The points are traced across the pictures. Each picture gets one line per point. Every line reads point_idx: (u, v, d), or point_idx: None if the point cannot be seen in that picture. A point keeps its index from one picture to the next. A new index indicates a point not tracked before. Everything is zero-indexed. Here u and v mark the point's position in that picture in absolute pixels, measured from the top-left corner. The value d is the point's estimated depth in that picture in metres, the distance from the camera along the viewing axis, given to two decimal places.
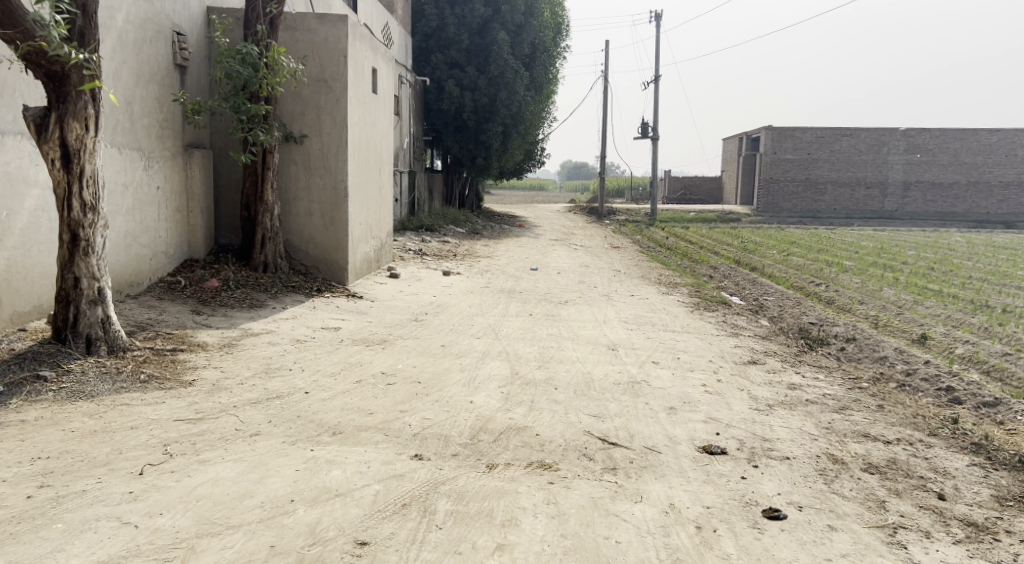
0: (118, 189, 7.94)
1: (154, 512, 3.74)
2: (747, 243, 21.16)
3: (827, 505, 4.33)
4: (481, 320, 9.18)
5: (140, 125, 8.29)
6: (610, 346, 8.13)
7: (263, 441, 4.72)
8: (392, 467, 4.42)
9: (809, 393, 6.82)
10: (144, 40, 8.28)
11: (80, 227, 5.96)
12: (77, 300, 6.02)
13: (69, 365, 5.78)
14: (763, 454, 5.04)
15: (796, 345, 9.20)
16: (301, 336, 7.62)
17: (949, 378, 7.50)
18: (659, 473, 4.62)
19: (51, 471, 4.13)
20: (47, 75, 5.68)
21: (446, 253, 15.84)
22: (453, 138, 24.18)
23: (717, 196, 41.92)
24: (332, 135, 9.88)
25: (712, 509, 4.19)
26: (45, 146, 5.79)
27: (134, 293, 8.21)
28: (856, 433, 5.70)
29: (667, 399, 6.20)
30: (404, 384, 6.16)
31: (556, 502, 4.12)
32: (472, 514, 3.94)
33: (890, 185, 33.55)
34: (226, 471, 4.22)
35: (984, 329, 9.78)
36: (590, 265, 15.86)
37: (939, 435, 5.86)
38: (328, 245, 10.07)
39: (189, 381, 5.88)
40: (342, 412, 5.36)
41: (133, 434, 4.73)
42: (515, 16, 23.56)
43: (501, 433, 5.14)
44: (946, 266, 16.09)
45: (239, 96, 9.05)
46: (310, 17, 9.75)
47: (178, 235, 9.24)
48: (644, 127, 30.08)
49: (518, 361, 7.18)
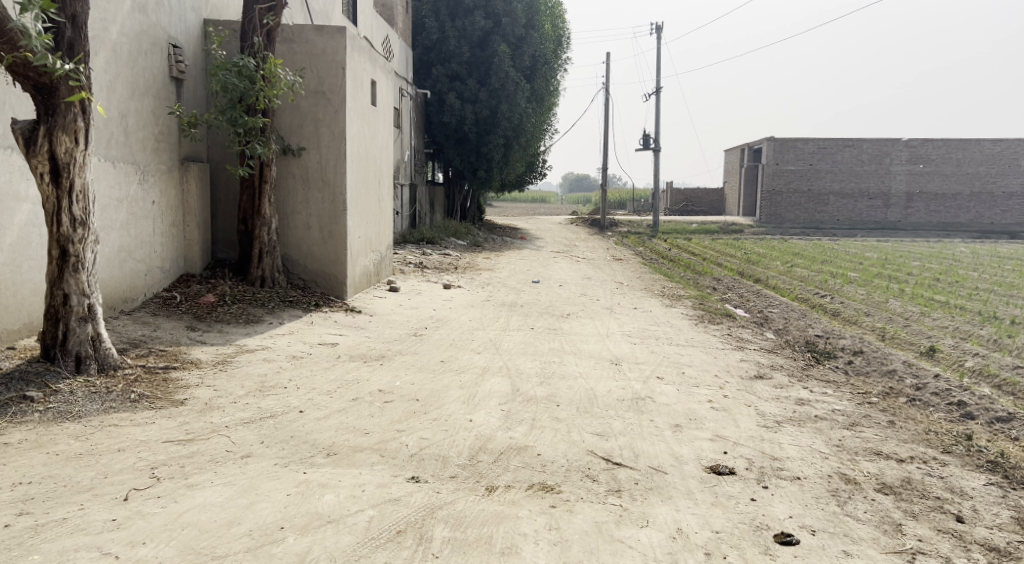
0: (111, 204, 7.80)
1: (137, 542, 3.58)
2: (749, 254, 20.99)
3: (841, 528, 4.16)
4: (482, 334, 9.01)
5: (135, 138, 8.16)
6: (613, 360, 7.97)
7: (254, 463, 4.56)
8: (387, 491, 4.25)
9: (818, 409, 6.64)
10: (139, 53, 8.17)
11: (69, 242, 5.82)
12: (66, 317, 5.87)
13: (57, 385, 5.61)
14: (772, 474, 4.86)
15: (802, 358, 9.02)
16: (297, 352, 7.45)
17: (960, 393, 7.30)
18: (665, 496, 4.44)
19: (32, 498, 3.97)
20: (34, 87, 5.57)
21: (446, 265, 15.72)
22: (454, 150, 24.10)
23: (718, 207, 41.82)
24: (331, 148, 9.76)
25: (722, 534, 4.01)
26: (34, 159, 5.66)
27: (128, 309, 8.05)
28: (868, 451, 5.52)
29: (672, 416, 6.03)
30: (402, 402, 6.00)
31: (558, 527, 3.94)
32: (471, 542, 3.77)
33: (893, 196, 33.41)
34: (213, 496, 4.06)
35: (993, 341, 9.59)
36: (592, 278, 15.72)
37: (954, 453, 5.68)
38: (327, 259, 9.93)
39: (181, 400, 5.72)
40: (337, 433, 5.19)
41: (120, 456, 4.56)
42: (516, 28, 23.54)
43: (501, 453, 4.97)
44: (952, 277, 15.93)
45: (235, 109, 8.92)
46: (307, 29, 9.64)
47: (174, 250, 9.10)
48: (645, 139, 29.96)
49: (520, 377, 7.00)
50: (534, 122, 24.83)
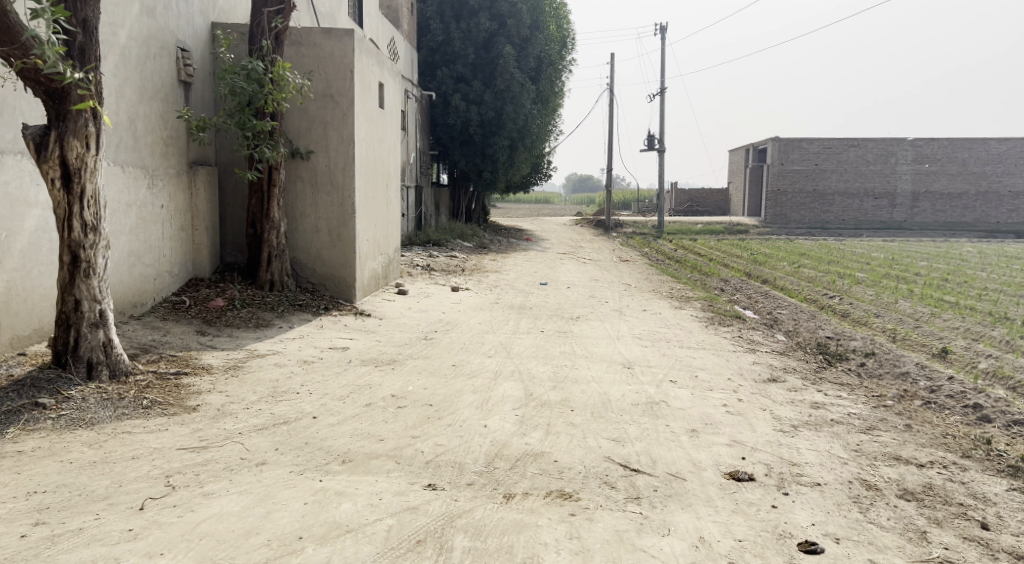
0: (120, 208, 7.76)
1: (155, 552, 3.54)
2: (756, 255, 20.89)
3: (865, 536, 4.11)
4: (492, 337, 8.96)
5: (144, 142, 8.13)
6: (625, 363, 7.90)
7: (270, 471, 4.52)
8: (405, 498, 4.21)
9: (834, 412, 6.58)
10: (148, 57, 8.14)
11: (81, 247, 5.79)
12: (78, 323, 5.84)
13: (69, 392, 5.58)
14: (792, 480, 4.80)
15: (814, 360, 8.95)
16: (308, 357, 7.41)
17: (975, 395, 7.24)
18: (685, 503, 4.39)
19: (47, 507, 3.93)
20: (47, 92, 5.55)
21: (454, 267, 15.67)
22: (459, 152, 24.06)
23: (723, 207, 41.70)
24: (339, 151, 9.72)
25: (745, 543, 3.96)
26: (45, 164, 5.63)
27: (138, 314, 8.02)
28: (887, 456, 5.46)
29: (688, 420, 5.97)
30: (415, 408, 5.95)
31: (579, 536, 3.90)
32: (491, 551, 3.73)
33: (899, 196, 33.29)
34: (231, 505, 4.02)
35: (1005, 342, 9.52)
36: (599, 279, 15.66)
37: (973, 457, 5.61)
38: (335, 262, 9.90)
39: (193, 406, 5.68)
40: (351, 439, 5.15)
41: (135, 464, 4.53)
42: (521, 30, 23.49)
43: (517, 459, 4.92)
44: (961, 277, 15.84)
45: (243, 112, 8.90)
46: (315, 32, 9.60)
47: (183, 254, 9.07)
48: (650, 139, 29.86)
49: (532, 381, 6.95)
50: (539, 123, 24.76)
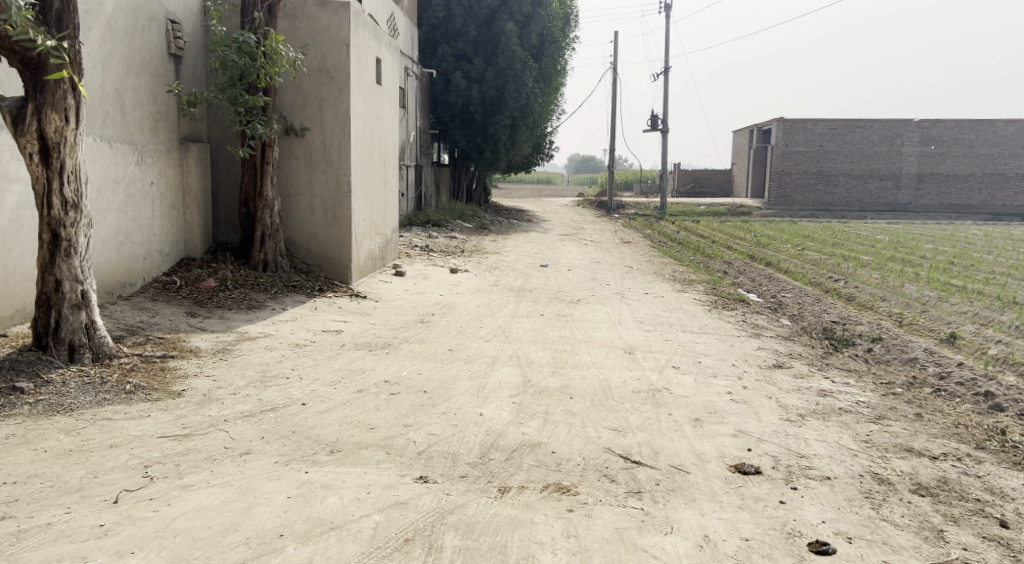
0: (108, 185, 7.52)
1: (124, 551, 3.34)
2: (760, 237, 20.60)
3: (879, 535, 3.89)
4: (490, 321, 8.74)
5: (132, 117, 7.87)
6: (627, 349, 7.67)
7: (253, 461, 4.31)
8: (394, 493, 4.00)
9: (842, 401, 6.36)
10: (135, 28, 7.86)
11: (61, 225, 5.56)
12: (59, 304, 5.61)
13: (49, 375, 5.38)
14: (801, 474, 4.59)
15: (820, 346, 8.73)
16: (300, 340, 7.19)
17: (986, 383, 7.02)
18: (689, 498, 4.19)
19: (17, 500, 3.73)
20: (22, 62, 5.31)
21: (453, 249, 15.40)
22: (460, 131, 23.77)
23: (727, 189, 41.34)
24: (335, 128, 9.45)
25: (751, 542, 3.75)
26: (22, 139, 5.37)
27: (126, 294, 7.80)
28: (898, 448, 5.23)
29: (691, 409, 5.75)
30: (409, 394, 5.74)
31: (577, 535, 3.69)
32: (484, 551, 3.52)
33: (904, 177, 32.91)
34: (209, 499, 3.81)
35: (1015, 327, 9.27)
36: (601, 261, 15.41)
37: (987, 449, 5.40)
38: (330, 242, 9.65)
39: (178, 392, 5.46)
40: (340, 428, 4.93)
41: (113, 453, 4.32)
42: (524, 6, 23.03)
43: (513, 450, 4.71)
44: (968, 260, 15.59)
45: (236, 87, 8.61)
46: (310, 4, 9.30)
47: (174, 233, 8.83)
48: (654, 119, 29.50)
49: (531, 367, 6.73)
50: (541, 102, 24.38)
